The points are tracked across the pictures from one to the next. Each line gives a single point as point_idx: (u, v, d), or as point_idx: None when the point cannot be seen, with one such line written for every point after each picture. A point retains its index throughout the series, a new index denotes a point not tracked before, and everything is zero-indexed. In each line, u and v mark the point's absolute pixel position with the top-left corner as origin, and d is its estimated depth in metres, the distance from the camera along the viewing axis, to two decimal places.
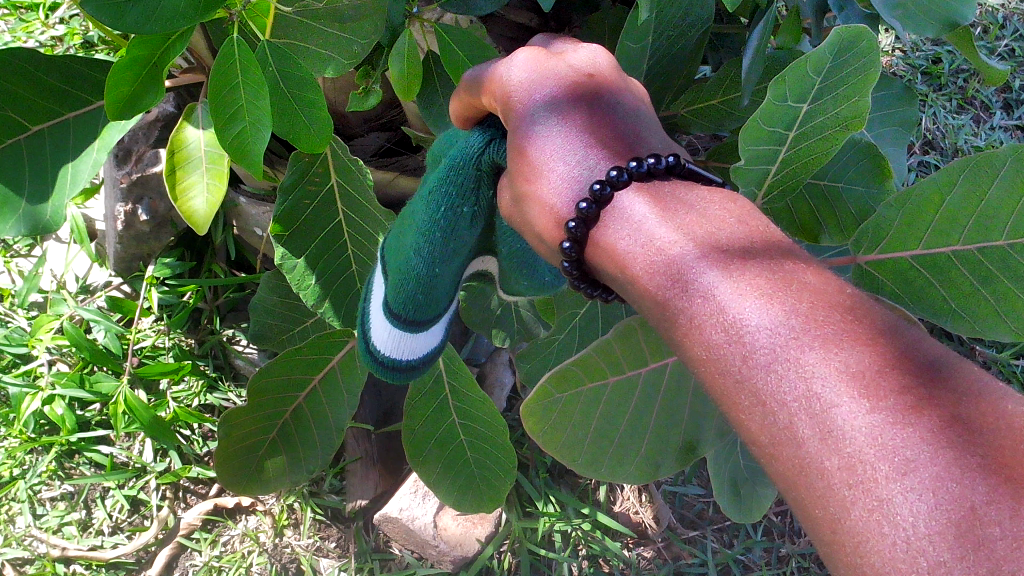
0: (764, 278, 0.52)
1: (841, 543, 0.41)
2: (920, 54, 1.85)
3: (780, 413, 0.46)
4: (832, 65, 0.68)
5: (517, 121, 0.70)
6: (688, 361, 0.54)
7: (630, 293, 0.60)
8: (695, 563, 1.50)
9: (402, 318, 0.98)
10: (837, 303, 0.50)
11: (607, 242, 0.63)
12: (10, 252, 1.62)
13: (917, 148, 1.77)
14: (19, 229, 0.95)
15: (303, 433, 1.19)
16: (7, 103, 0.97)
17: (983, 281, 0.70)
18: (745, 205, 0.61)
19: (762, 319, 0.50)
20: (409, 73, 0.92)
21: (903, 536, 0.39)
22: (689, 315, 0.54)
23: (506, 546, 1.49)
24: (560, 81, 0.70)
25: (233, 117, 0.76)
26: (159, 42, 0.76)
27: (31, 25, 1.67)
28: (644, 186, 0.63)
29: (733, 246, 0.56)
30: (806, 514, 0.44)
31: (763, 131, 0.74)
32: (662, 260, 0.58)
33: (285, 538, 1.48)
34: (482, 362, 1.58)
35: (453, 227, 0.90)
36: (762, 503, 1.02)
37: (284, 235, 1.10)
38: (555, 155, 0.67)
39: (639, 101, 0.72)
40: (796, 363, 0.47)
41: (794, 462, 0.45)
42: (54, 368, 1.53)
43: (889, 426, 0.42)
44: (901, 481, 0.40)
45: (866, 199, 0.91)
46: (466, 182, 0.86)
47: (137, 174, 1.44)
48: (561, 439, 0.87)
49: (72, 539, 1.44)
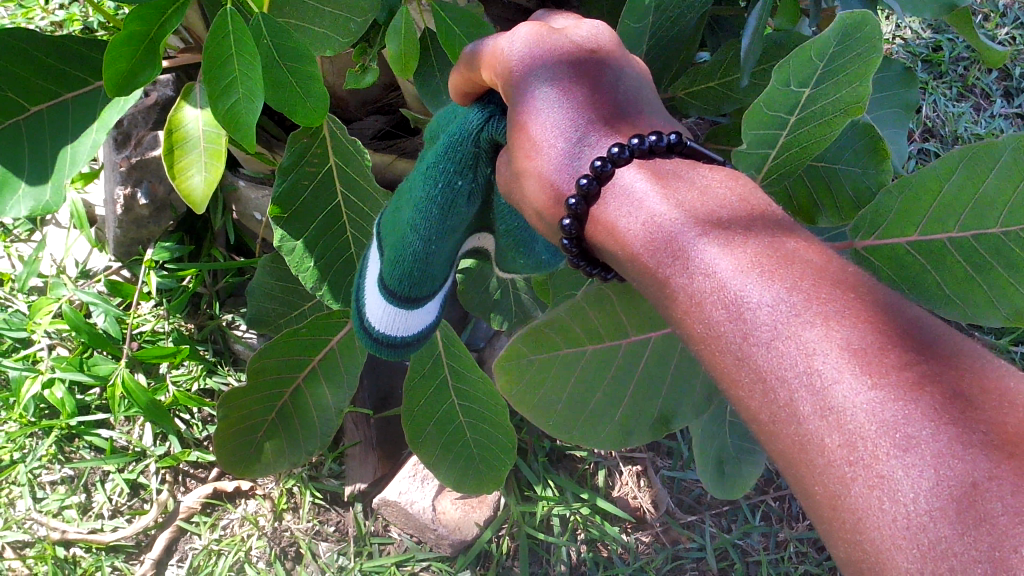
0: (765, 256, 0.52)
1: (842, 520, 0.42)
2: (921, 41, 1.84)
3: (781, 389, 0.46)
4: (836, 50, 0.67)
5: (517, 96, 0.70)
6: (688, 339, 0.55)
7: (631, 271, 0.61)
8: (692, 548, 1.51)
9: (398, 296, 0.98)
10: (839, 281, 0.50)
11: (607, 219, 0.63)
12: (9, 237, 1.62)
13: (916, 136, 1.77)
14: (20, 208, 0.96)
15: (301, 413, 1.19)
16: (6, 83, 0.97)
17: (977, 269, 0.70)
18: (746, 183, 0.61)
19: (764, 296, 0.50)
20: (405, 51, 0.92)
21: (904, 513, 0.39)
22: (689, 294, 0.54)
23: (504, 531, 1.49)
24: (561, 56, 0.70)
25: (227, 87, 0.75)
26: (155, 16, 0.75)
27: (30, 10, 1.66)
28: (645, 164, 0.63)
29: (734, 224, 0.55)
30: (805, 490, 0.45)
31: (765, 115, 0.73)
32: (662, 237, 0.57)
33: (285, 522, 1.49)
34: (481, 347, 1.58)
35: (452, 204, 0.90)
36: (745, 481, 1.03)
37: (282, 217, 1.10)
38: (555, 132, 0.67)
39: (640, 77, 0.71)
40: (797, 340, 0.47)
41: (794, 439, 0.45)
42: (54, 353, 1.54)
43: (892, 403, 0.42)
44: (903, 458, 0.41)
45: (863, 180, 0.91)
46: (464, 158, 0.86)
47: (136, 157, 1.44)
48: (534, 399, 0.88)
49: (72, 523, 1.45)
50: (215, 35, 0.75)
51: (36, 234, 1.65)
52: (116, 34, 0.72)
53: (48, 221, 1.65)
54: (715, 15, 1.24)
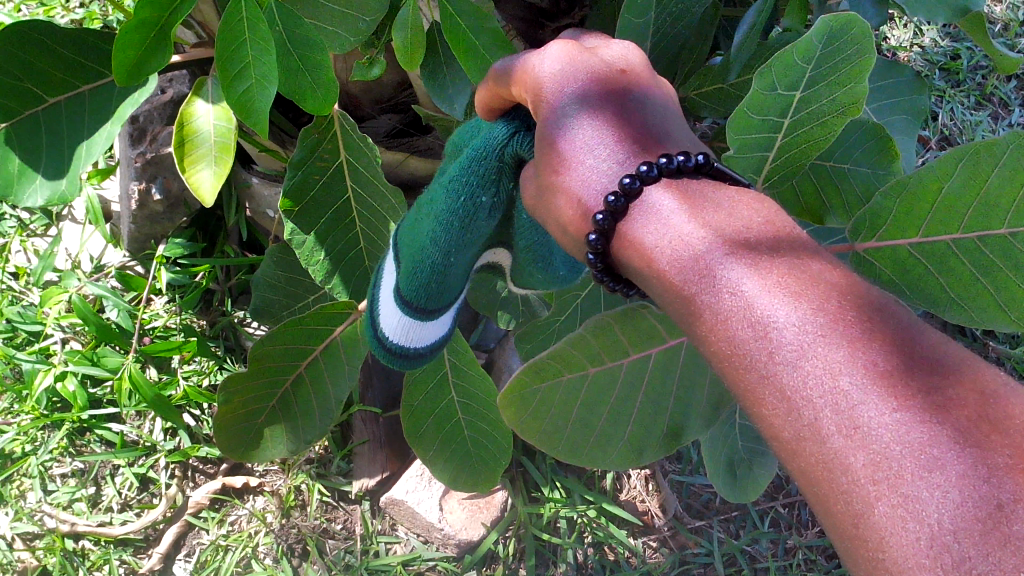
0: (792, 276, 0.52)
1: (864, 538, 0.42)
2: (939, 49, 1.83)
3: (806, 408, 0.46)
4: (821, 53, 0.68)
5: (547, 112, 0.69)
6: (711, 357, 0.54)
7: (654, 287, 0.60)
8: (700, 553, 1.51)
9: (413, 306, 0.99)
10: (867, 303, 0.50)
11: (635, 235, 0.62)
12: (25, 231, 1.63)
13: (932, 144, 1.77)
14: (37, 197, 0.99)
15: (303, 400, 1.18)
16: (24, 70, 0.98)
17: (983, 271, 0.69)
18: (772, 205, 0.60)
19: (790, 315, 0.50)
20: (413, 43, 0.92)
21: (928, 532, 0.39)
22: (715, 312, 0.53)
23: (511, 532, 1.49)
24: (592, 75, 0.70)
25: (240, 75, 0.75)
26: (167, 3, 0.74)
27: (51, 7, 1.68)
28: (673, 183, 0.62)
29: (761, 244, 0.55)
30: (827, 510, 0.44)
31: (752, 119, 0.75)
32: (688, 255, 0.57)
33: (292, 519, 1.49)
34: (490, 348, 1.59)
35: (473, 216, 0.90)
36: (760, 483, 1.02)
37: (293, 211, 1.11)
38: (585, 147, 0.66)
39: (668, 101, 0.71)
40: (824, 360, 0.47)
41: (816, 458, 0.45)
42: (67, 347, 1.55)
43: (916, 426, 0.42)
44: (928, 478, 0.41)
45: (873, 181, 0.92)
46: (488, 173, 0.86)
47: (151, 153, 1.44)
48: (540, 427, 0.87)
49: (82, 515, 1.46)
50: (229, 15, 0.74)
51: (52, 229, 1.66)
52: (130, 19, 0.72)
53: (64, 216, 1.66)
54: (728, 18, 1.24)
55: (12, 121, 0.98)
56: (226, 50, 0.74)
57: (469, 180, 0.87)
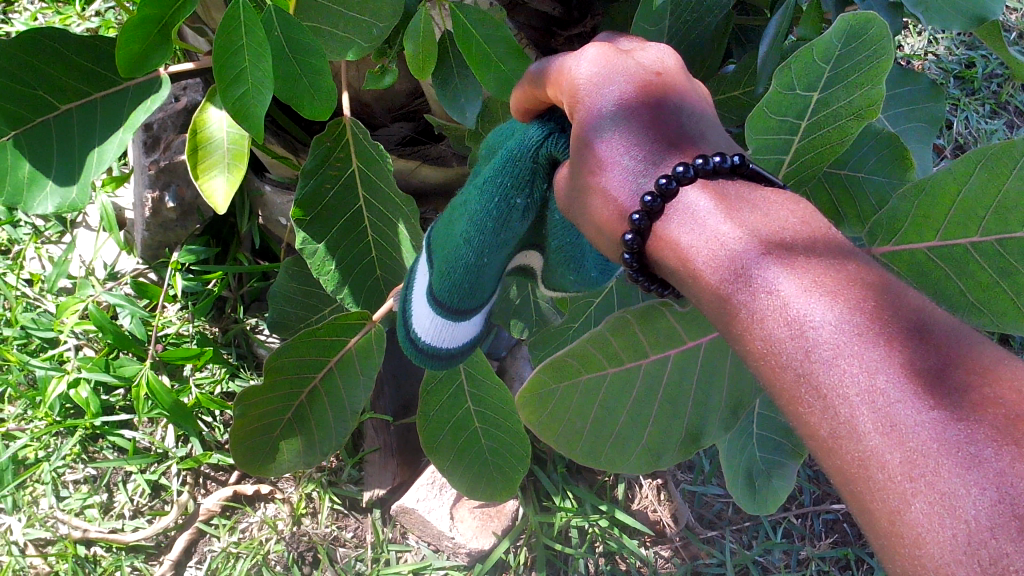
0: (828, 275, 0.51)
1: (900, 535, 0.40)
2: (954, 58, 1.83)
3: (842, 407, 0.45)
4: (841, 52, 0.68)
5: (581, 113, 0.68)
6: (746, 356, 0.53)
7: (688, 286, 0.59)
8: (712, 563, 1.50)
9: (445, 306, 1.00)
10: (905, 304, 0.49)
11: (668, 234, 0.61)
12: (40, 238, 1.65)
13: (946, 152, 1.76)
14: (47, 205, 0.99)
15: (318, 415, 1.17)
16: (35, 80, 0.99)
17: (1002, 273, 0.69)
18: (808, 206, 0.59)
19: (827, 314, 0.48)
20: (425, 51, 0.93)
21: (965, 529, 0.38)
22: (751, 310, 0.52)
23: (521, 541, 1.48)
24: (627, 75, 0.68)
25: (235, 79, 0.75)
26: (170, 3, 0.75)
27: (67, 17, 1.70)
28: (709, 184, 0.61)
29: (795, 243, 0.54)
30: (862, 508, 0.43)
31: (770, 119, 0.74)
32: (723, 253, 0.56)
33: (303, 527, 1.49)
34: (502, 357, 1.59)
35: (507, 217, 0.89)
36: (779, 496, 1.00)
37: (305, 220, 1.11)
38: (617, 147, 0.65)
39: (704, 102, 0.70)
40: (861, 359, 0.45)
41: (852, 457, 0.43)
42: (80, 353, 1.56)
43: (953, 424, 0.41)
44: (965, 476, 0.39)
45: (887, 188, 0.91)
46: (522, 174, 0.86)
47: (163, 160, 1.47)
48: (558, 429, 0.86)
49: (93, 522, 1.46)
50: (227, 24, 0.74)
51: (66, 236, 1.67)
52: (129, 19, 0.73)
53: (77, 224, 1.67)
54: (740, 25, 1.24)
55: (20, 130, 0.99)
56: (226, 54, 0.75)
57: (503, 181, 0.87)
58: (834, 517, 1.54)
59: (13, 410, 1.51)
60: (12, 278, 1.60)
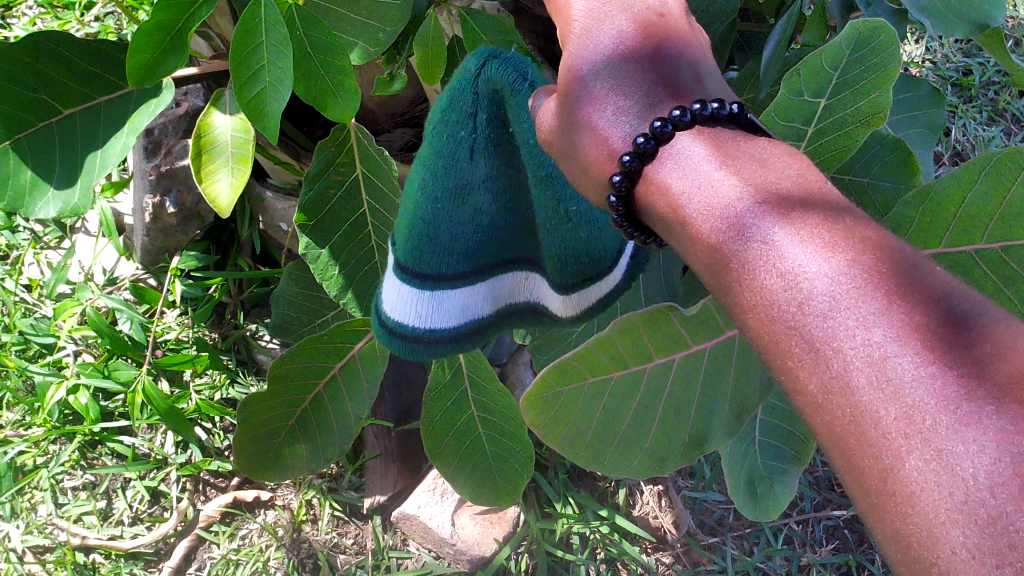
0: (825, 228, 0.50)
1: (892, 493, 0.40)
2: (950, 65, 1.84)
3: (835, 360, 0.44)
4: (849, 57, 0.70)
5: (576, 45, 0.66)
6: (737, 311, 0.52)
7: (677, 237, 0.58)
8: (714, 569, 1.50)
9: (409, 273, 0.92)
10: (901, 258, 0.48)
11: (658, 179, 0.59)
12: (39, 243, 1.64)
13: (945, 159, 1.76)
14: (49, 209, 0.99)
15: (320, 418, 1.16)
16: (39, 84, 0.99)
17: (1007, 281, 0.69)
18: (803, 161, 0.58)
19: (822, 268, 0.48)
20: (431, 55, 0.92)
21: (961, 487, 0.37)
22: (744, 265, 0.52)
23: (523, 548, 1.47)
24: (628, 13, 0.66)
25: (256, 75, 0.75)
26: (184, 7, 0.75)
27: (67, 22, 1.70)
28: (705, 132, 0.59)
29: (791, 195, 0.53)
30: (851, 464, 0.42)
31: (778, 124, 0.75)
32: (717, 204, 0.54)
33: (304, 533, 1.48)
34: (503, 363, 1.58)
35: (453, 157, 0.82)
36: (781, 503, 0.99)
37: (308, 224, 1.11)
38: (611, 87, 0.63)
39: (704, 49, 0.67)
40: (856, 311, 0.45)
41: (847, 412, 0.43)
42: (79, 359, 1.55)
43: (953, 381, 0.40)
44: (964, 432, 0.39)
45: (892, 192, 0.91)
46: (466, 108, 0.79)
47: (165, 165, 1.46)
48: (563, 431, 0.85)
49: (92, 529, 1.45)
50: (248, 24, 0.74)
51: (66, 241, 1.67)
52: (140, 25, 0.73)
53: (77, 229, 1.67)
54: (743, 32, 1.24)
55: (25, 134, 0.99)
56: (242, 50, 0.74)
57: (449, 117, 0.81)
58: (835, 523, 1.54)
59: (10, 416, 1.50)
60: (11, 283, 1.60)
